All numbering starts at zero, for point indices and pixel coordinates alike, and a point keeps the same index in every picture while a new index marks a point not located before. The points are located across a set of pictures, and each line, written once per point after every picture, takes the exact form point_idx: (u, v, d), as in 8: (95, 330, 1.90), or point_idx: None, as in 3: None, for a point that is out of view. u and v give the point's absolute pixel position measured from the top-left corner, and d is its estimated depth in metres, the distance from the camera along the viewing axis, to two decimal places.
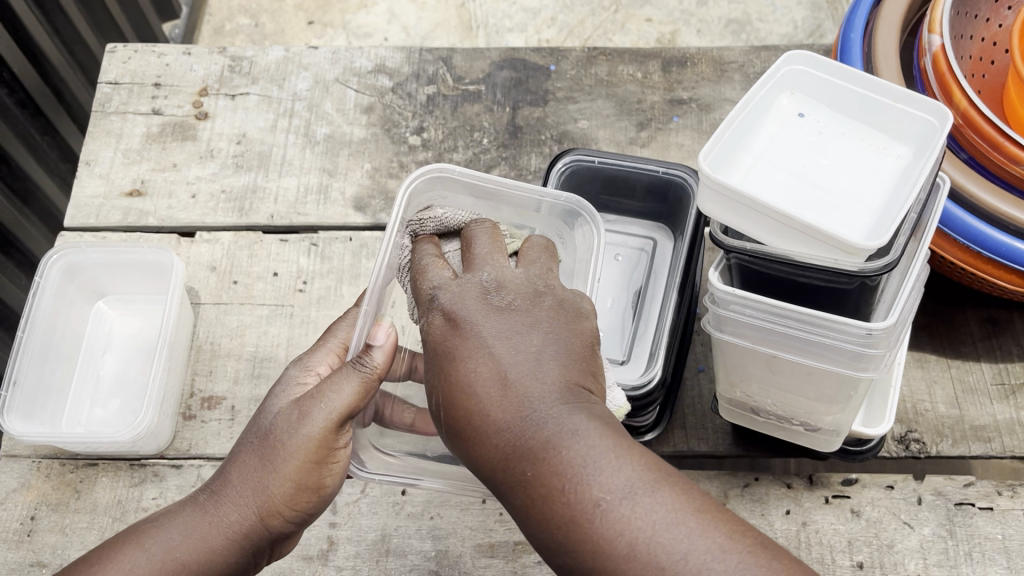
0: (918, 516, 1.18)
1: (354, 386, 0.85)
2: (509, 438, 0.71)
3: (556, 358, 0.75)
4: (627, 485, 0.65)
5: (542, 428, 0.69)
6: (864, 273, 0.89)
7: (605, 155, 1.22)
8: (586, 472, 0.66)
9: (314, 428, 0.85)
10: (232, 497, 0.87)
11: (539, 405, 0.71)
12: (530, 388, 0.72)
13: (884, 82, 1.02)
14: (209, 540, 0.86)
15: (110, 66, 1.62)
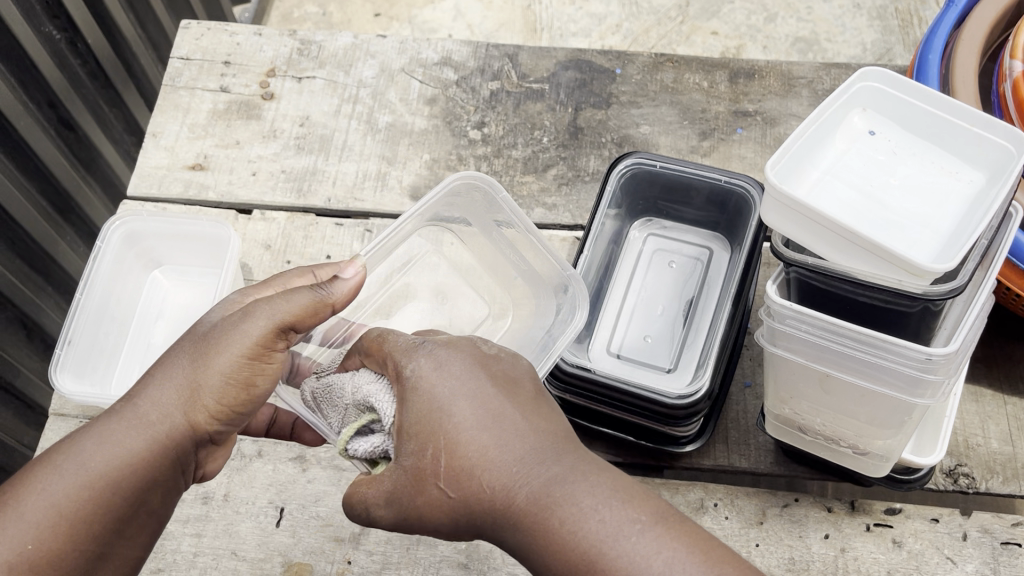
0: (962, 552, 1.15)
1: (304, 302, 0.88)
2: (515, 478, 0.73)
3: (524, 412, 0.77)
4: (603, 512, 0.68)
5: (534, 480, 0.72)
6: (927, 297, 0.87)
7: (668, 159, 1.20)
8: (566, 508, 0.69)
9: (254, 326, 0.86)
10: (158, 403, 0.85)
11: (524, 462, 0.73)
12: (498, 434, 0.75)
13: (961, 105, 0.99)
14: (129, 444, 0.83)
15: (183, 42, 1.65)
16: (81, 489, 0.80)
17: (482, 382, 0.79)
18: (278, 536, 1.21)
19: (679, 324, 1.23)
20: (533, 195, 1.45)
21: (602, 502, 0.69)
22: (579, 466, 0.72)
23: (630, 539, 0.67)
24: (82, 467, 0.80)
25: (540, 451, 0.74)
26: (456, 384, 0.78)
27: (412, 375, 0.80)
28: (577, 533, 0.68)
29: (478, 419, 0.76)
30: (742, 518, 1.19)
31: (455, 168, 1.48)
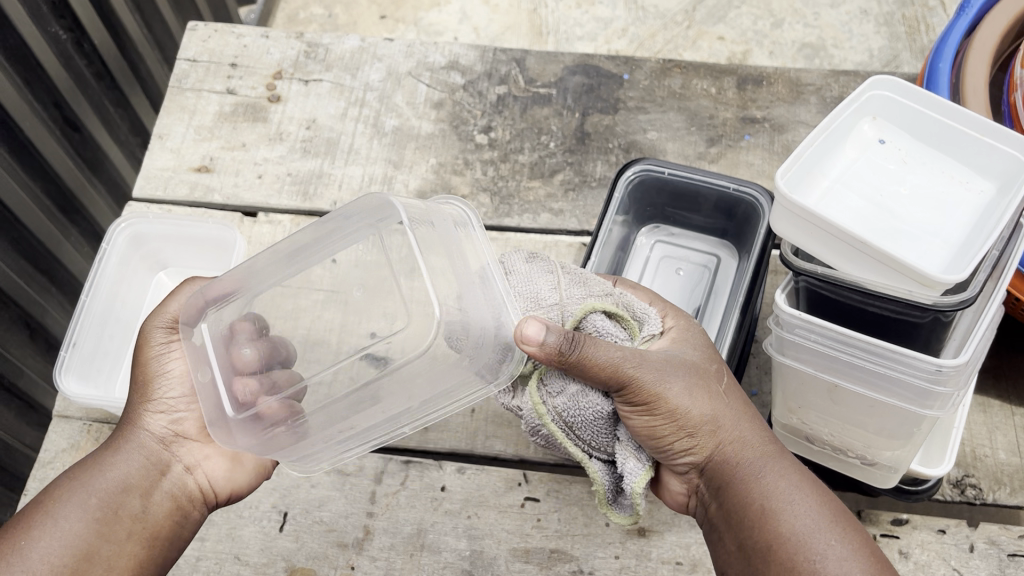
0: (969, 564, 1.14)
1: (181, 299, 1.03)
2: (708, 434, 0.91)
3: (726, 394, 0.94)
4: (774, 479, 0.87)
5: (732, 438, 0.91)
6: (937, 307, 0.86)
7: (676, 166, 1.20)
8: (774, 496, 0.85)
9: (172, 308, 1.02)
10: (124, 426, 0.98)
11: (716, 407, 0.92)
12: (712, 405, 0.91)
13: (972, 115, 0.99)
14: (114, 464, 0.95)
15: (190, 43, 1.65)
16: (71, 502, 0.90)
17: (707, 368, 0.95)
18: (282, 540, 1.20)
19: None
20: (539, 200, 1.44)
21: (760, 460, 0.89)
22: (762, 433, 0.92)
23: (793, 504, 0.84)
24: (72, 486, 0.92)
25: (742, 429, 0.91)
26: (692, 359, 0.95)
27: (654, 360, 0.91)
28: (792, 528, 0.82)
29: (683, 382, 0.91)
30: None
31: (461, 173, 1.48)
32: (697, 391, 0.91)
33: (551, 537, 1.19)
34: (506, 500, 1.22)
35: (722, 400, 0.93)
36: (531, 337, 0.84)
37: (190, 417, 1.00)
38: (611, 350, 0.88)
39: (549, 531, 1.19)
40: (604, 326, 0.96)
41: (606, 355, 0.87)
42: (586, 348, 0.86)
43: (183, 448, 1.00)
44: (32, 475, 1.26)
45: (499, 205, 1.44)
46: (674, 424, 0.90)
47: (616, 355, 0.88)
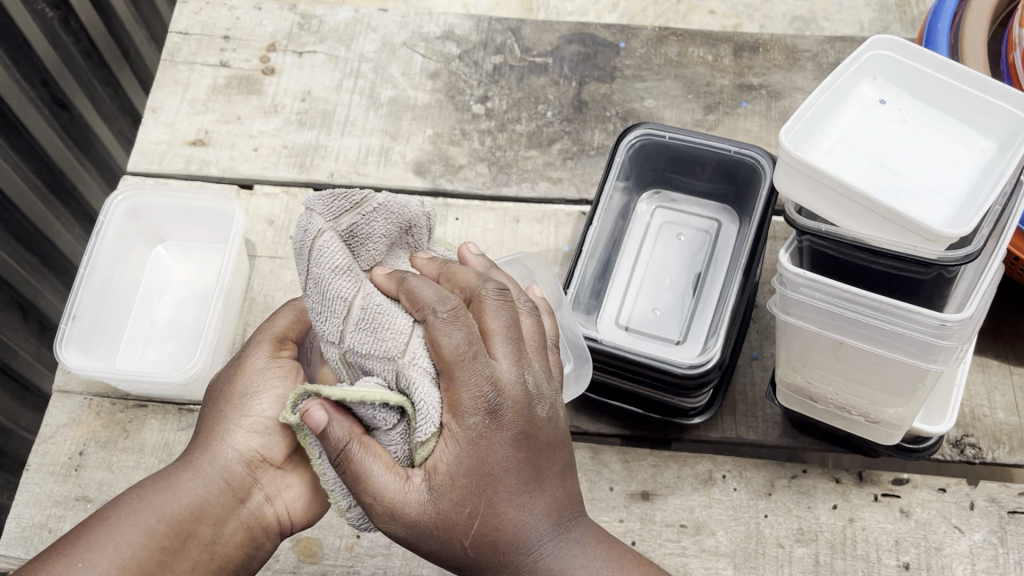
0: (969, 522, 1.15)
1: (288, 313, 0.99)
2: (525, 549, 0.80)
3: (544, 493, 0.81)
4: (563, 548, 0.81)
5: (558, 561, 0.80)
6: (942, 263, 0.87)
7: (677, 130, 1.20)
8: (567, 564, 0.81)
9: (277, 325, 0.98)
10: (205, 444, 0.94)
11: (543, 538, 0.80)
12: (501, 502, 0.78)
13: (973, 72, 0.99)
14: (188, 487, 0.91)
15: (182, 16, 1.63)
16: (131, 511, 0.87)
17: (549, 456, 0.81)
18: None
19: (688, 296, 1.22)
20: (538, 169, 1.44)
21: (547, 529, 0.81)
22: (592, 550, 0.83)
23: None
24: (138, 506, 0.88)
25: (564, 519, 0.82)
26: (510, 453, 0.77)
27: (476, 426, 0.75)
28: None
29: (444, 492, 0.76)
30: (751, 489, 1.19)
31: (458, 144, 1.47)
32: (467, 467, 0.76)
33: None
34: None
35: (551, 488, 0.81)
36: (385, 284, 0.80)
37: (283, 446, 0.95)
38: (399, 499, 0.75)
39: None
40: (472, 307, 0.79)
41: (387, 498, 0.75)
42: (365, 457, 0.74)
43: (269, 479, 0.95)
44: (34, 450, 1.26)
45: (497, 175, 1.44)
46: (505, 545, 0.79)
47: (410, 497, 0.76)
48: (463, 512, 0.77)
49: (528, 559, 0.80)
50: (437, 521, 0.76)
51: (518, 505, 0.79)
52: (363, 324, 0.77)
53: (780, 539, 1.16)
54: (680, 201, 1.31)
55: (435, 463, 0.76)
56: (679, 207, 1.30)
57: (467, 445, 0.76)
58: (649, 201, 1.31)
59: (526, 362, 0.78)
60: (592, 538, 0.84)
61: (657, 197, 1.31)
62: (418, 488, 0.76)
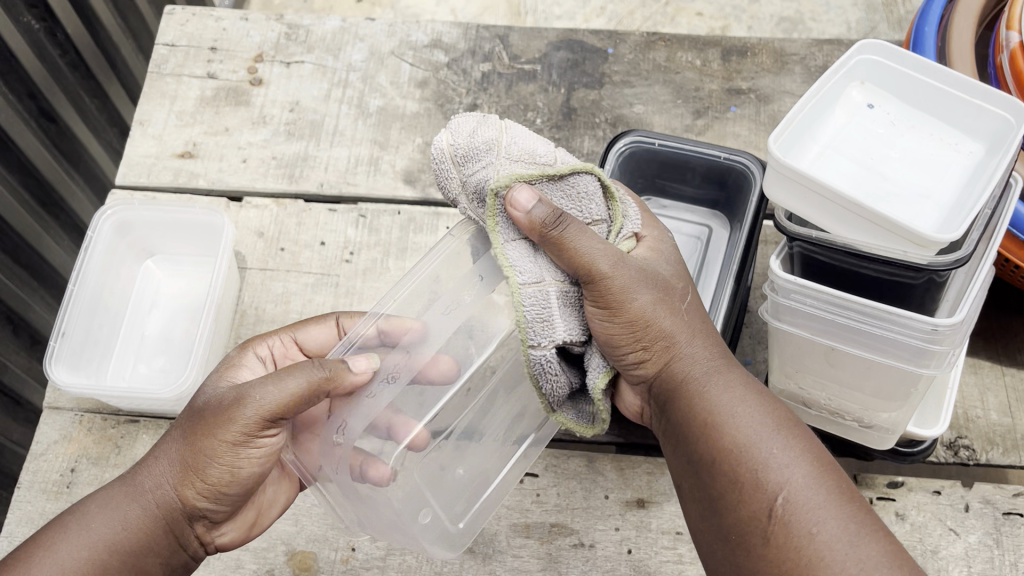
0: (964, 523, 1.16)
1: (297, 385, 0.88)
2: (660, 348, 0.91)
3: (700, 338, 0.93)
4: (726, 390, 0.88)
5: (710, 391, 0.88)
6: (932, 268, 0.87)
7: (666, 137, 1.20)
8: (725, 406, 0.86)
9: (276, 394, 0.88)
10: (155, 478, 0.90)
11: (704, 365, 0.90)
12: (644, 310, 0.91)
13: (960, 75, 1.00)
14: (130, 520, 0.88)
15: (168, 28, 1.62)
16: (74, 548, 0.85)
17: (673, 288, 0.95)
18: (280, 524, 1.19)
19: None
20: None
21: (706, 361, 0.91)
22: (769, 409, 0.86)
23: (770, 445, 0.82)
24: (82, 539, 0.86)
25: (716, 367, 0.90)
26: (628, 279, 0.90)
27: (611, 270, 0.90)
28: (737, 429, 0.83)
29: (656, 288, 0.93)
30: None
31: None
32: (633, 273, 0.91)
33: (551, 511, 1.19)
34: None
35: (703, 340, 0.93)
36: (522, 204, 0.88)
37: (225, 509, 0.93)
38: (602, 257, 0.90)
39: (548, 506, 1.20)
40: (516, 250, 0.92)
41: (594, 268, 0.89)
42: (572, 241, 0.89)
43: (207, 532, 0.94)
44: (25, 468, 1.25)
45: None
46: (687, 383, 0.90)
47: (598, 248, 0.90)
48: (609, 324, 0.91)
49: (690, 376, 0.90)
50: (604, 282, 0.90)
51: (697, 342, 0.92)
52: (571, 198, 0.95)
53: None
54: (669, 207, 1.31)
55: (603, 282, 0.90)
56: (667, 213, 1.30)
57: (651, 281, 0.93)
58: None
59: (658, 283, 0.93)
60: (764, 399, 0.87)
61: (648, 204, 1.31)
62: (589, 307, 0.92)
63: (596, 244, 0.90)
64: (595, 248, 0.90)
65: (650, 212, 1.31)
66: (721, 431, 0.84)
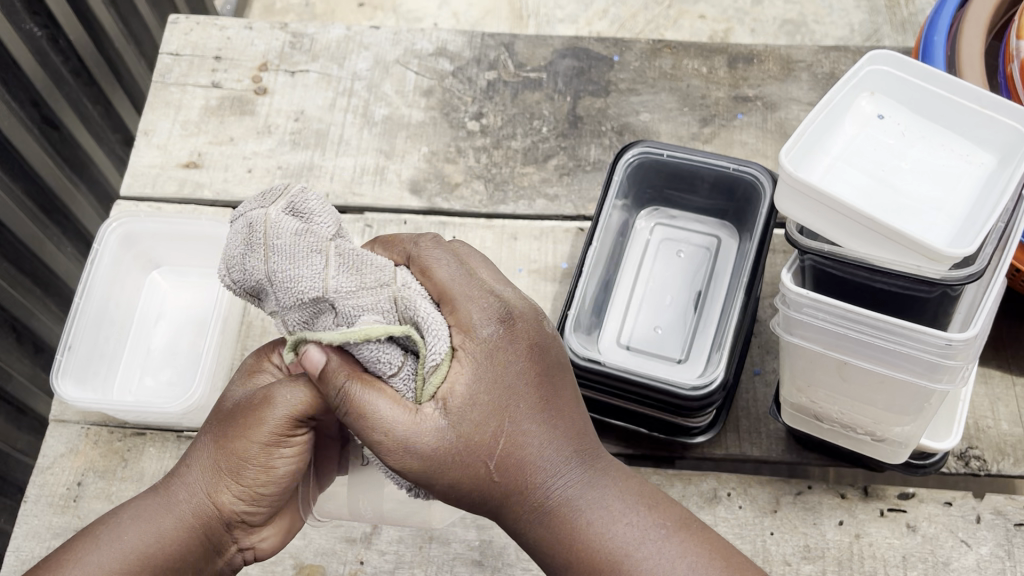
0: (976, 535, 1.15)
1: (319, 388, 0.88)
2: (468, 473, 0.83)
3: (524, 418, 0.84)
4: (604, 490, 0.86)
5: (557, 491, 0.85)
6: (945, 282, 0.86)
7: (675, 148, 1.19)
8: (594, 513, 0.85)
9: (302, 398, 0.88)
10: (188, 484, 0.91)
11: (543, 459, 0.85)
12: (452, 455, 0.82)
13: (971, 87, 0.99)
14: (163, 525, 0.89)
15: (172, 36, 1.62)
16: (109, 557, 0.87)
17: (508, 358, 0.85)
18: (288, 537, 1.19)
19: (689, 314, 1.22)
20: (534, 185, 1.43)
21: (562, 464, 0.85)
22: (631, 496, 0.87)
23: (658, 543, 0.84)
24: (117, 544, 0.88)
25: (545, 439, 0.85)
26: (469, 407, 0.82)
27: (489, 337, 0.84)
28: (608, 543, 0.83)
29: (478, 418, 0.82)
30: (756, 507, 1.18)
31: (453, 161, 1.46)
32: (478, 385, 0.83)
33: None
34: None
35: (521, 417, 0.84)
36: (315, 365, 0.80)
37: (263, 511, 0.94)
38: (410, 433, 0.80)
39: None
40: (383, 356, 0.82)
41: (400, 431, 0.80)
42: (363, 395, 0.80)
43: (244, 534, 0.95)
44: (31, 481, 1.24)
45: (493, 192, 1.43)
46: (515, 488, 0.84)
47: (426, 429, 0.81)
48: (438, 477, 0.82)
49: (543, 476, 0.84)
50: (454, 452, 0.82)
51: (545, 441, 0.85)
52: (343, 265, 0.80)
53: (787, 557, 1.15)
54: (678, 217, 1.30)
55: (447, 392, 0.82)
56: (676, 224, 1.30)
57: (482, 364, 0.83)
58: (647, 218, 1.31)
59: (502, 321, 0.85)
60: (621, 489, 0.87)
61: (656, 214, 1.30)
62: (431, 417, 0.82)
63: (474, 290, 0.86)
64: (479, 337, 0.84)
65: (659, 223, 1.30)
66: (592, 547, 0.83)
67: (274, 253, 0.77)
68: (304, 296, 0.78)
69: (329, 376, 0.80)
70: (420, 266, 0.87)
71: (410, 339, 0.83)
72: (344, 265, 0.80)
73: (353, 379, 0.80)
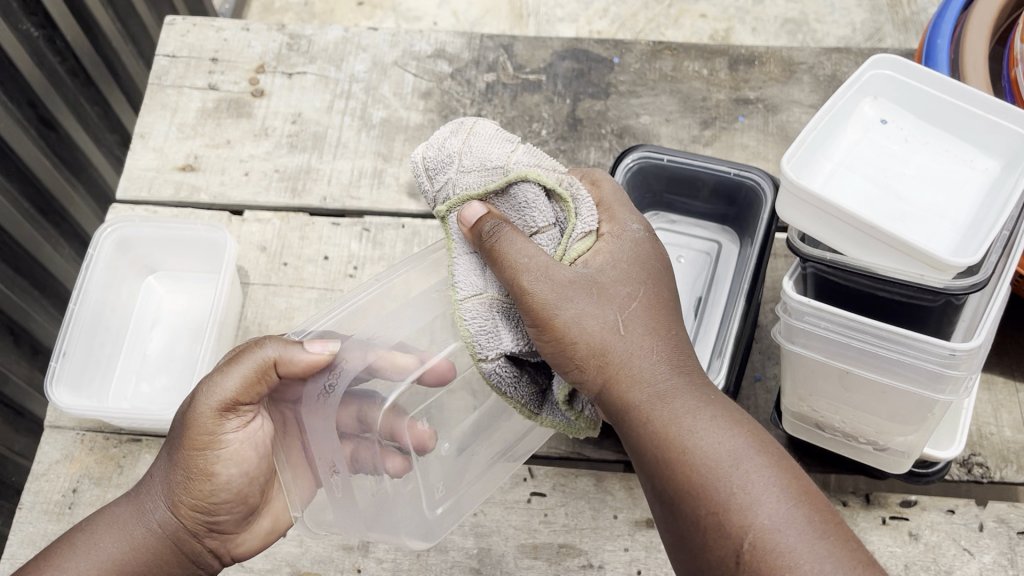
0: (979, 543, 1.14)
1: (241, 377, 0.95)
2: (585, 338, 0.86)
3: (642, 309, 0.88)
4: (702, 405, 0.82)
5: (655, 384, 0.84)
6: (949, 291, 0.85)
7: (675, 153, 1.18)
8: (693, 417, 0.81)
9: (222, 394, 0.95)
10: (152, 494, 0.98)
11: (643, 350, 0.86)
12: (569, 307, 0.87)
13: (975, 91, 0.98)
14: (134, 537, 0.95)
15: (169, 38, 1.61)
16: (83, 566, 0.93)
17: (652, 267, 0.92)
18: (285, 545, 1.17)
19: (689, 320, 1.21)
20: None
21: (672, 369, 0.85)
22: (730, 425, 0.80)
23: (743, 471, 0.76)
24: (93, 553, 0.94)
25: (650, 337, 0.87)
26: (609, 269, 0.90)
27: (637, 231, 0.94)
28: (703, 453, 0.78)
29: (591, 299, 0.88)
30: None
31: None
32: (610, 271, 0.90)
33: (559, 532, 1.17)
34: (511, 497, 1.20)
35: (631, 314, 0.87)
36: (474, 214, 0.91)
37: (227, 518, 0.99)
38: (549, 266, 0.88)
39: (557, 526, 1.18)
40: (536, 199, 0.93)
41: (532, 262, 0.87)
42: (514, 235, 0.88)
43: (217, 541, 1.01)
44: (26, 488, 1.23)
45: None
46: (612, 370, 0.85)
47: (556, 272, 0.88)
48: (561, 308, 0.86)
49: (640, 368, 0.85)
50: (563, 291, 0.87)
51: (658, 343, 0.86)
52: (478, 167, 0.93)
53: None
54: (678, 223, 1.29)
55: (591, 253, 0.92)
56: (675, 229, 1.29)
57: (621, 242, 0.93)
58: (647, 222, 1.30)
59: (646, 228, 0.95)
60: (723, 411, 0.82)
61: (655, 219, 1.29)
62: (563, 266, 0.89)
63: (627, 212, 0.97)
64: (603, 252, 0.92)
65: (658, 228, 1.29)
66: (688, 454, 0.78)
67: (473, 137, 0.94)
68: (486, 163, 0.93)
69: (484, 221, 0.89)
70: (588, 179, 1.01)
71: (566, 212, 0.95)
72: (528, 156, 0.94)
73: (507, 223, 0.89)
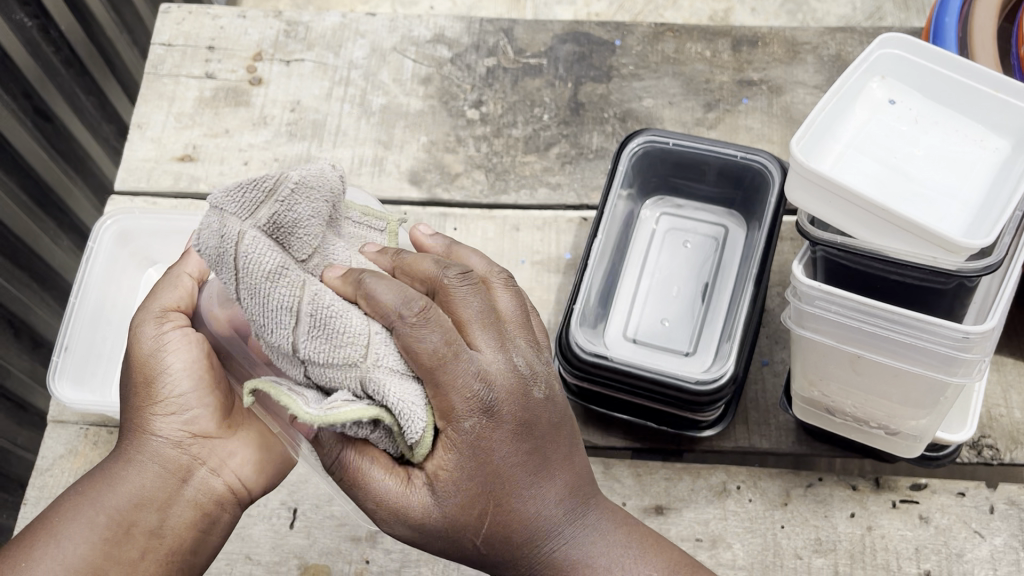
0: (989, 526, 1.13)
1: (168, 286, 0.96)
2: (479, 543, 0.81)
3: (531, 481, 0.81)
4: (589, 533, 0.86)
5: (551, 540, 0.84)
6: (962, 273, 0.84)
7: (680, 136, 1.17)
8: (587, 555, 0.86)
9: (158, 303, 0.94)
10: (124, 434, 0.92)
11: (543, 514, 0.83)
12: (482, 530, 0.80)
13: (985, 70, 0.96)
14: (110, 472, 0.89)
15: (164, 27, 1.59)
16: (64, 514, 0.85)
17: (529, 399, 0.80)
18: (292, 537, 1.16)
19: (697, 304, 1.20)
20: (535, 174, 1.41)
21: (562, 520, 0.84)
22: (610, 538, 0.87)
23: None
24: (74, 502, 0.86)
25: (545, 490, 0.82)
26: (496, 457, 0.78)
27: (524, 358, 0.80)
28: None
29: (488, 476, 0.78)
30: (766, 500, 1.17)
31: (453, 151, 1.44)
32: (488, 466, 0.78)
33: None
34: None
35: (524, 487, 0.81)
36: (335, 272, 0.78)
37: (203, 417, 0.93)
38: (441, 496, 0.77)
39: None
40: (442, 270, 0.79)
41: (392, 501, 0.78)
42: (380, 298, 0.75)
43: (205, 453, 0.93)
44: (31, 484, 1.23)
45: (494, 182, 1.41)
46: (512, 540, 0.83)
47: (446, 487, 0.77)
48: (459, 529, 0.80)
49: (531, 534, 0.83)
50: (456, 521, 0.79)
51: (549, 495, 0.83)
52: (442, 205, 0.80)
53: (798, 550, 1.13)
54: (684, 206, 1.28)
55: (439, 468, 0.77)
56: (681, 211, 1.28)
57: (497, 424, 0.77)
58: (652, 205, 1.28)
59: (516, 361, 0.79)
60: (612, 524, 0.88)
61: (660, 203, 1.28)
62: (422, 489, 0.78)
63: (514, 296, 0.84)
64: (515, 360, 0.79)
65: (664, 212, 1.28)
66: None
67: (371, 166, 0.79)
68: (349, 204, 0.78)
69: (346, 275, 0.77)
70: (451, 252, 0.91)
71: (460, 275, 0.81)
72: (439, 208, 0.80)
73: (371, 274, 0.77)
